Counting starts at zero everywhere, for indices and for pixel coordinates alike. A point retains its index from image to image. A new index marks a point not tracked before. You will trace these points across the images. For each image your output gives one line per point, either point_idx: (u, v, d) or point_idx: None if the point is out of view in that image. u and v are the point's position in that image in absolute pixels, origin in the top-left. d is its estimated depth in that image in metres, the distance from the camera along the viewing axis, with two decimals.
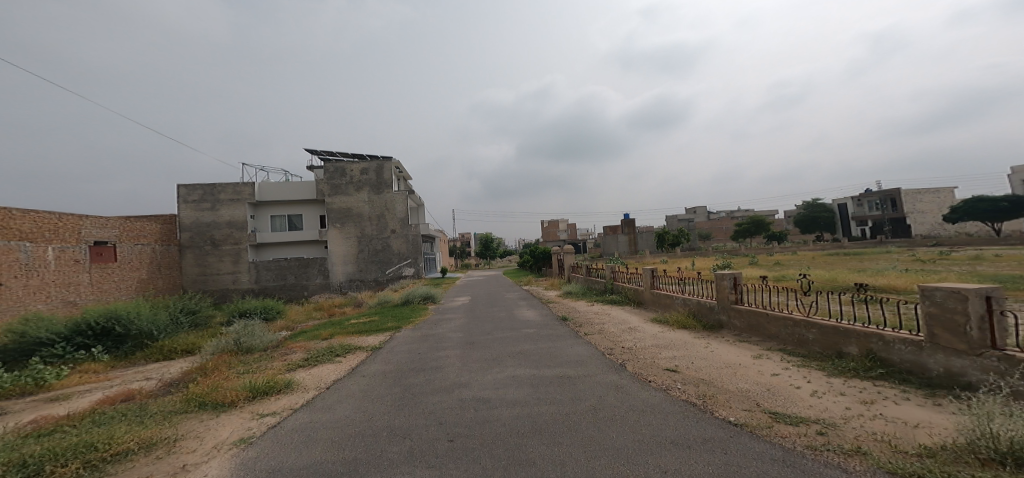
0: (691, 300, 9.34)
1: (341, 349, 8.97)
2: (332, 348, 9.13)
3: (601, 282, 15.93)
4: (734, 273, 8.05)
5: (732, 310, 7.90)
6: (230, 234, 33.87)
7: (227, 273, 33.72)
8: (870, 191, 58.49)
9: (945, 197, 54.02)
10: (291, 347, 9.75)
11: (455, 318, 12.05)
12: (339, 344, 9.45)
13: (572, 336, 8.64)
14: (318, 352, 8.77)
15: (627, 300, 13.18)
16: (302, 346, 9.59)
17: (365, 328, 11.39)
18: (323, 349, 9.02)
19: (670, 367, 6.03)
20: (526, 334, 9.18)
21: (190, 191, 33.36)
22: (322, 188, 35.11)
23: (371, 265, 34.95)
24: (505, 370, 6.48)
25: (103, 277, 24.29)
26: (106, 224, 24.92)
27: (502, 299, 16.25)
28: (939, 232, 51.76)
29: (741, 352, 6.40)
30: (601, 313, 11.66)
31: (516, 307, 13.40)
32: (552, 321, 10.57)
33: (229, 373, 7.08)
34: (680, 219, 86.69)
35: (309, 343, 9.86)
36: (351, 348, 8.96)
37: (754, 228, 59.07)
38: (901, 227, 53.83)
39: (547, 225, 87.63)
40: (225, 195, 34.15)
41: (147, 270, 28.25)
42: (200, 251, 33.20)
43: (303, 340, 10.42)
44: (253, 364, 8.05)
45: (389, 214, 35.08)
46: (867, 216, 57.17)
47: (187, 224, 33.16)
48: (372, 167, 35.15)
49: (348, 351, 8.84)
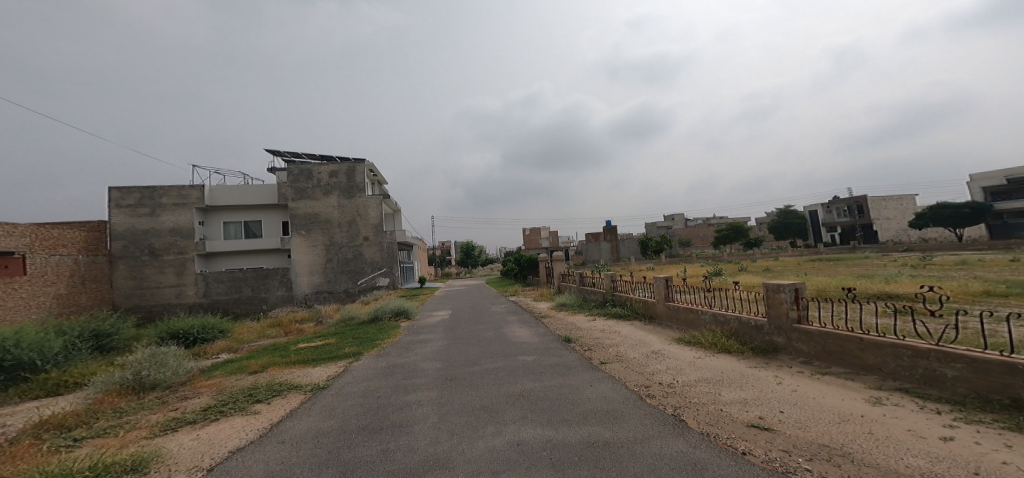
0: (730, 316, 7.38)
1: (267, 389, 6.52)
2: (253, 387, 6.68)
3: (599, 293, 13.99)
4: (796, 285, 6.03)
5: (795, 331, 5.95)
6: (172, 243, 30.14)
7: (169, 286, 29.95)
8: (839, 199, 59.67)
9: (909, 204, 55.42)
10: (200, 386, 7.24)
11: (431, 339, 9.71)
12: (270, 381, 7.01)
13: (586, 369, 6.57)
14: (232, 395, 6.37)
15: (635, 314, 11.21)
16: (216, 385, 7.12)
17: (313, 355, 8.94)
18: (240, 390, 6.60)
19: (755, 422, 4.01)
20: (526, 364, 7.02)
21: (125, 195, 29.52)
22: (285, 191, 31.82)
23: (341, 275, 31.90)
24: (504, 436, 4.29)
25: (7, 294, 20.46)
26: (13, 232, 21.13)
27: (486, 312, 14.08)
28: (904, 238, 53.19)
29: (843, 392, 4.44)
30: (608, 331, 9.68)
31: (505, 324, 11.16)
32: (553, 344, 8.39)
33: (58, 453, 4.65)
34: (658, 227, 86.68)
35: (225, 381, 7.32)
36: (284, 387, 6.60)
37: (733, 234, 59.31)
38: (870, 233, 54.78)
39: (525, 232, 85.99)
40: (167, 199, 30.40)
41: (66, 284, 24.36)
42: (136, 262, 29.33)
43: (223, 374, 7.87)
44: (126, 425, 5.58)
45: (361, 220, 32.25)
46: (837, 222, 58.28)
47: (120, 231, 29.22)
48: (342, 169, 32.24)
49: (276, 391, 6.41)
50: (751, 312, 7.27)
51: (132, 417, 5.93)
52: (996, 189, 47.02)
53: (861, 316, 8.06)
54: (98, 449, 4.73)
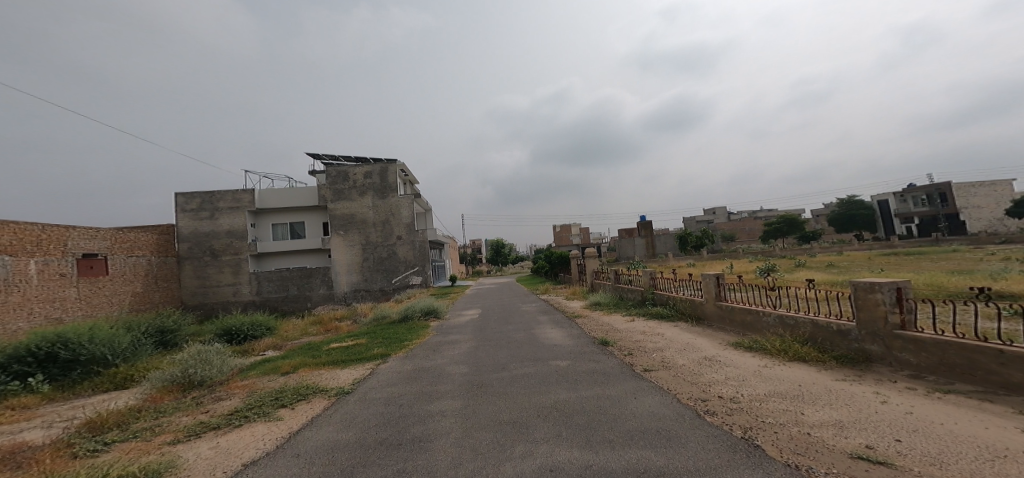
0: (801, 320, 6.34)
1: (295, 393, 6.26)
2: (282, 390, 6.45)
3: (637, 291, 13.02)
4: (899, 284, 5.08)
5: (897, 339, 5.07)
6: (230, 244, 31.88)
7: (227, 284, 31.68)
8: (916, 186, 53.93)
9: (1004, 190, 48.98)
10: (233, 387, 7.11)
11: (460, 340, 9.26)
12: (299, 383, 6.77)
13: (629, 375, 5.84)
14: (261, 398, 6.17)
15: (679, 315, 10.20)
16: (247, 387, 6.98)
17: (346, 356, 8.73)
18: (271, 393, 6.41)
19: (873, 456, 3.25)
20: (561, 370, 6.36)
21: (188, 200, 31.55)
22: (325, 193, 32.84)
23: (375, 274, 32.54)
24: (534, 459, 3.66)
25: (93, 292, 22.26)
26: (95, 235, 22.96)
27: (517, 312, 13.51)
28: (998, 228, 47.18)
29: (981, 418, 3.73)
30: (650, 333, 8.82)
31: (536, 324, 10.55)
32: (589, 348, 7.69)
33: (82, 459, 4.52)
34: (698, 221, 82.71)
35: (257, 382, 7.17)
36: (311, 391, 6.33)
37: (786, 227, 55.28)
38: (956, 224, 48.95)
39: (559, 230, 84.85)
40: (225, 203, 32.21)
41: (141, 283, 26.25)
42: (199, 262, 31.23)
43: (256, 375, 7.76)
44: (157, 428, 5.44)
45: (393, 219, 32.65)
46: (914, 212, 52.73)
47: (185, 234, 31.24)
48: (376, 170, 32.83)
49: (303, 396, 6.12)
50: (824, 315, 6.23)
51: (164, 420, 5.81)
52: None
53: (958, 319, 6.79)
54: (123, 455, 4.53)
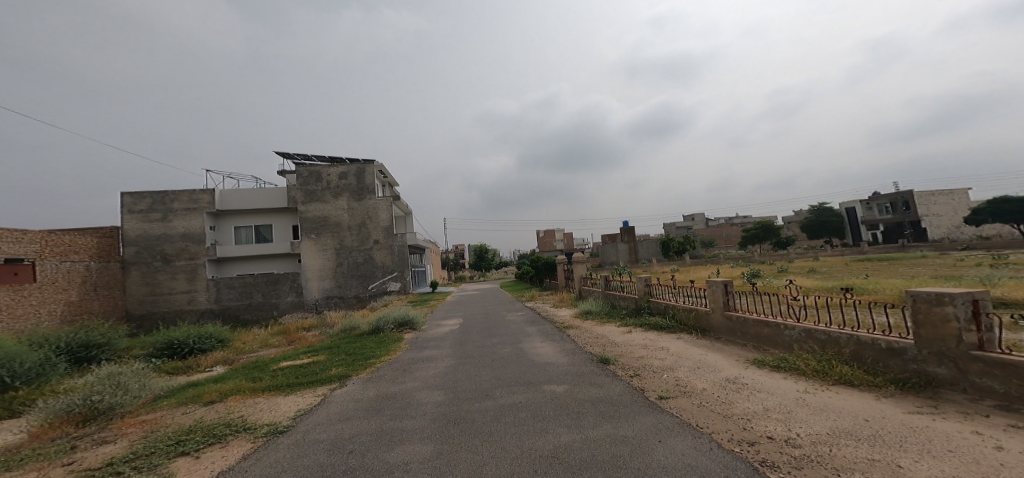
0: (839, 335, 5.39)
1: (204, 434, 4.79)
2: (188, 430, 4.97)
3: (630, 299, 12.01)
4: (976, 295, 4.21)
5: (977, 362, 4.13)
6: (184, 248, 29.34)
7: (180, 292, 29.14)
8: (880, 194, 55.71)
9: (960, 199, 51.04)
10: (128, 425, 5.56)
11: (437, 357, 7.95)
12: (217, 419, 5.29)
13: (648, 409, 4.71)
14: (151, 443, 4.68)
15: (680, 326, 9.20)
16: (148, 423, 5.47)
17: (291, 379, 7.26)
18: (167, 433, 4.92)
19: None
20: (559, 400, 5.26)
21: (136, 200, 28.89)
22: (294, 194, 30.68)
23: (350, 280, 30.63)
24: None
25: (17, 302, 19.64)
26: (21, 238, 20.33)
27: (502, 321, 12.29)
28: (956, 235, 49.09)
29: None
30: (653, 348, 7.78)
31: (524, 337, 9.35)
32: (588, 369, 6.54)
33: None
34: (679, 227, 83.67)
35: (163, 418, 5.62)
36: (227, 431, 4.87)
37: (763, 233, 56.17)
38: (919, 230, 50.64)
39: (541, 235, 84.21)
40: (178, 204, 29.60)
41: (78, 291, 23.57)
42: (147, 267, 28.59)
43: (169, 406, 6.21)
44: None
45: (371, 222, 30.91)
46: (878, 219, 54.47)
47: (131, 237, 28.53)
48: (352, 170, 30.99)
49: (211, 439, 4.66)
50: (860, 328, 5.36)
51: None
52: None
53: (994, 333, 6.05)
54: None
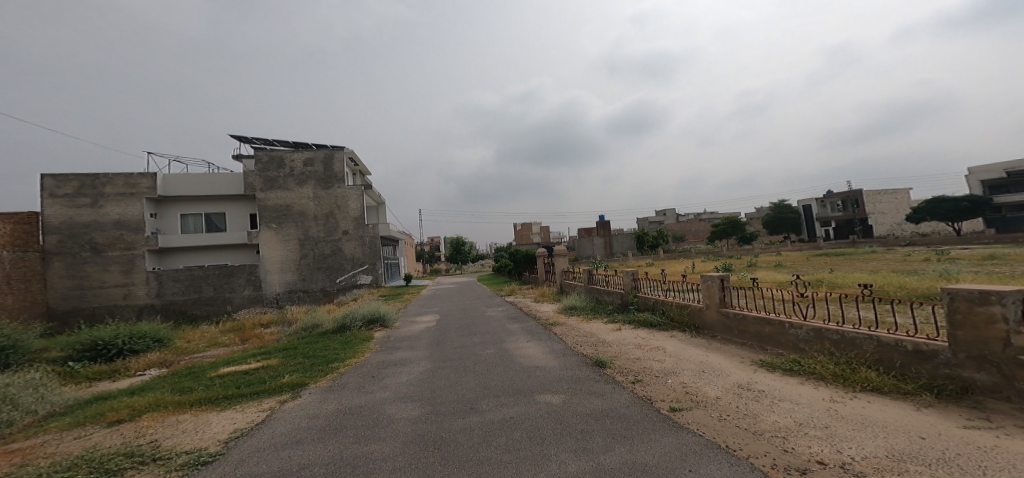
0: (859, 335, 4.87)
1: (94, 470, 3.76)
2: (73, 465, 3.90)
3: (615, 294, 11.44)
4: None
5: None
6: (118, 237, 26.55)
7: (115, 285, 26.41)
8: (833, 192, 58.57)
9: (903, 198, 54.32)
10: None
11: (412, 360, 7.02)
12: (114, 449, 4.23)
13: (665, 427, 4.02)
14: None
15: (672, 323, 8.67)
16: (25, 454, 4.29)
17: (231, 389, 6.14)
18: (43, 471, 3.82)
19: None
20: (557, 415, 4.49)
21: (62, 183, 25.86)
22: (252, 181, 28.35)
23: (317, 273, 28.82)
24: None
25: None
26: None
27: (480, 318, 11.44)
28: (899, 232, 52.28)
29: None
30: (649, 348, 7.18)
31: (507, 336, 8.53)
32: (583, 375, 5.81)
33: None
34: (653, 222, 85.39)
35: (49, 446, 4.48)
36: (125, 466, 3.82)
37: (729, 229, 57.65)
38: (867, 227, 53.52)
39: (517, 228, 83.63)
40: (112, 189, 26.71)
41: None
42: (75, 258, 25.69)
43: (60, 430, 5.07)
44: None
45: (340, 212, 29.16)
46: (831, 216, 57.32)
47: (56, 224, 25.54)
48: (320, 157, 29.07)
49: None
50: (881, 327, 4.87)
51: None
52: (994, 182, 45.98)
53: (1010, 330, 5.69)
54: None
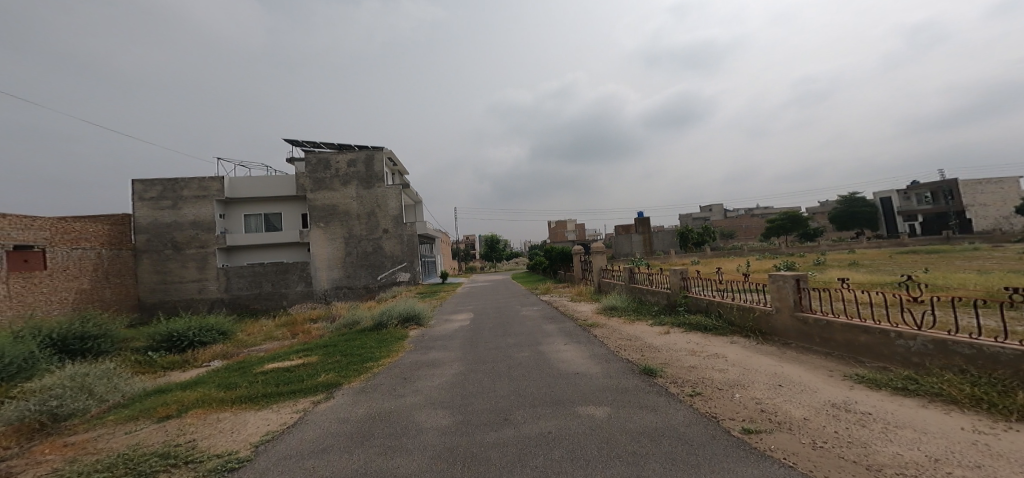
0: (1009, 351, 3.89)
1: (125, 472, 3.65)
2: (109, 465, 3.82)
3: (661, 294, 10.56)
4: None
5: None
6: (194, 236, 28.76)
7: (192, 280, 28.62)
8: (919, 183, 52.47)
9: (1010, 188, 47.46)
10: (46, 449, 4.41)
11: (445, 361, 6.69)
12: (154, 448, 4.13)
13: (747, 454, 3.32)
14: None
15: (732, 328, 7.72)
16: (72, 449, 4.31)
17: (270, 387, 6.06)
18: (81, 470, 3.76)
19: None
20: (605, 433, 3.90)
21: (147, 187, 28.35)
22: (303, 182, 29.76)
23: (359, 270, 29.73)
24: None
25: (27, 290, 19.13)
26: (31, 224, 19.71)
27: (517, 318, 11.01)
28: (1007, 227, 45.74)
29: None
30: (704, 355, 6.36)
31: (544, 337, 8.02)
32: (634, 384, 5.16)
33: None
34: (694, 219, 81.06)
35: (96, 440, 4.49)
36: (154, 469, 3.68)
37: (790, 224, 53.29)
38: (964, 222, 47.29)
39: (553, 225, 82.53)
40: (189, 192, 28.97)
41: (89, 279, 23.03)
42: (159, 256, 28.13)
43: (111, 423, 5.11)
44: None
45: (379, 211, 29.86)
46: (917, 210, 51.33)
47: (143, 225, 28.04)
48: (360, 157, 29.91)
49: None
50: None
51: None
52: None
53: None
54: None
